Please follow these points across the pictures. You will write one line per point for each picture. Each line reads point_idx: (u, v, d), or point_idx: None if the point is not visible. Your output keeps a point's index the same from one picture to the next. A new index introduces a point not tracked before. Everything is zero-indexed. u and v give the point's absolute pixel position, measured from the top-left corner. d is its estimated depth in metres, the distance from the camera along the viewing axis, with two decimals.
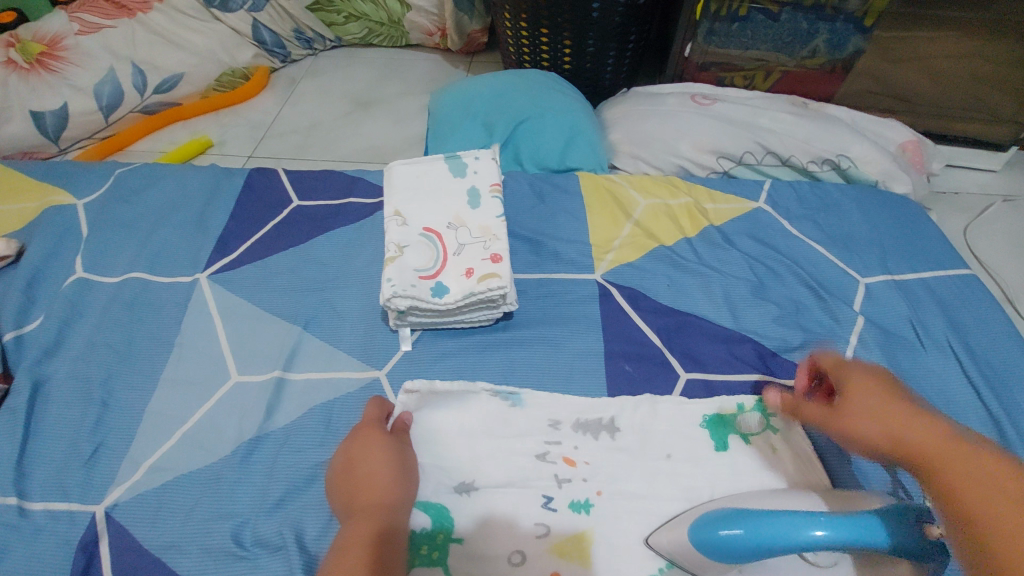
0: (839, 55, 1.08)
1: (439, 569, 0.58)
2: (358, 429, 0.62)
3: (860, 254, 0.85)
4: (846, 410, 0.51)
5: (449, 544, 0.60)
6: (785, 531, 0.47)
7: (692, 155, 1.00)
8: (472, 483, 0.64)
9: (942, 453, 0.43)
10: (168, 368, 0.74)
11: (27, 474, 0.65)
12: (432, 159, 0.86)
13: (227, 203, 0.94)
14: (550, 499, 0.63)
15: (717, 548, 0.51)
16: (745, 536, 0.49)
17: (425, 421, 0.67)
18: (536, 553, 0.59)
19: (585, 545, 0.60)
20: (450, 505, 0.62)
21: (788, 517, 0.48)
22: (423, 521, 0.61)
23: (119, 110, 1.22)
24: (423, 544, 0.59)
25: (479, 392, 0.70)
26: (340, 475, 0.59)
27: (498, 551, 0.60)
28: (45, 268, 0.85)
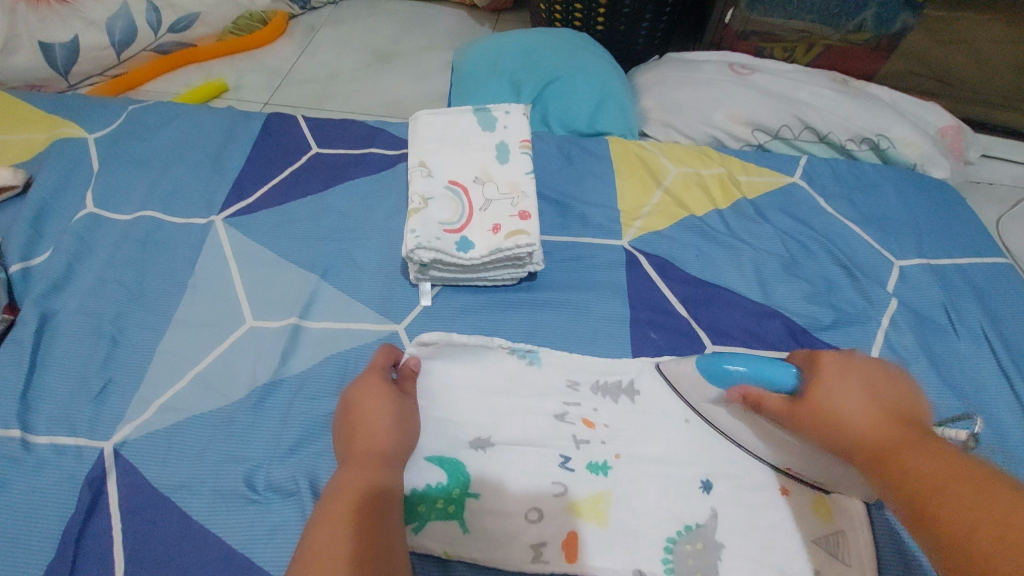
0: (885, 32, 1.04)
1: (454, 524, 0.57)
2: (362, 378, 0.60)
3: (896, 236, 0.82)
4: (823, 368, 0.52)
5: (466, 499, 0.58)
6: (774, 374, 0.54)
7: (726, 126, 0.96)
8: (488, 438, 0.62)
9: (872, 401, 0.48)
10: (181, 310, 0.72)
11: (33, 407, 0.64)
12: (460, 111, 0.82)
13: (244, 146, 0.90)
14: (568, 459, 0.61)
15: (715, 374, 0.59)
16: (748, 373, 0.56)
17: (440, 375, 0.65)
18: (554, 512, 0.58)
19: (602, 506, 0.59)
20: (466, 460, 0.61)
21: (783, 366, 0.54)
22: (437, 475, 0.59)
23: (132, 47, 1.17)
24: (439, 498, 0.58)
25: (495, 348, 0.67)
26: (341, 418, 0.58)
27: (516, 507, 0.59)
28: (54, 201, 0.82)
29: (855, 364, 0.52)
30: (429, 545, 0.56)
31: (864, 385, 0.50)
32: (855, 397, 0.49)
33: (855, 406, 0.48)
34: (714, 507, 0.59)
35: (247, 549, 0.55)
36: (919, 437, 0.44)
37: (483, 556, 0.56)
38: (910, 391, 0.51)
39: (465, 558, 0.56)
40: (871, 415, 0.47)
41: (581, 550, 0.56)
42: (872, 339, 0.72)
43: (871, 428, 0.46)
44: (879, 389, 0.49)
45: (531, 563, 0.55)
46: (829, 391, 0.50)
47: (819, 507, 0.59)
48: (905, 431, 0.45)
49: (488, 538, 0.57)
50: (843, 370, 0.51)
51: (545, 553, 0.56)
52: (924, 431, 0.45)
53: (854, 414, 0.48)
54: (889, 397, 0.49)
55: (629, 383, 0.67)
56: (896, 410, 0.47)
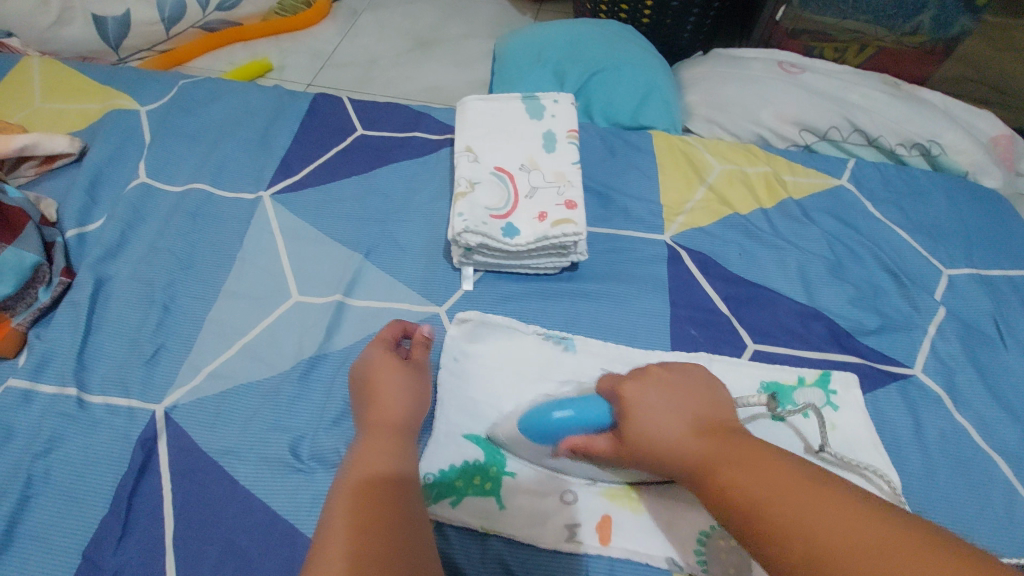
0: (942, 35, 0.99)
1: (491, 500, 0.58)
2: (369, 352, 0.61)
3: (945, 244, 0.81)
4: (627, 396, 0.52)
5: (502, 478, 0.59)
6: (586, 413, 0.54)
7: (773, 125, 0.94)
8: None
9: (679, 423, 0.48)
10: (230, 281, 0.73)
11: (88, 367, 0.66)
12: (508, 98, 0.82)
13: (291, 125, 0.91)
14: None
15: (540, 433, 0.57)
16: (573, 419, 0.54)
17: (472, 355, 0.67)
18: (587, 496, 0.59)
19: (635, 492, 0.59)
20: (501, 439, 0.61)
21: (592, 406, 0.54)
22: (474, 453, 0.60)
23: (180, 23, 1.19)
24: (476, 475, 0.59)
25: (530, 334, 0.69)
26: (357, 396, 0.58)
27: (549, 489, 0.59)
28: (108, 171, 0.84)
29: (656, 380, 0.53)
30: (467, 519, 0.57)
31: (670, 404, 0.50)
32: (657, 423, 0.48)
33: (665, 431, 0.48)
34: None
35: (292, 516, 0.57)
36: (734, 445, 0.45)
37: (519, 533, 0.57)
38: (715, 392, 0.53)
39: (501, 534, 0.57)
40: (684, 434, 0.47)
41: (614, 533, 0.57)
42: (918, 348, 0.71)
43: (686, 447, 0.46)
44: (688, 403, 0.50)
45: (566, 542, 0.56)
46: (636, 418, 0.50)
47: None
48: (722, 452, 0.44)
49: (523, 516, 0.57)
50: (646, 391, 0.51)
51: (579, 534, 0.57)
52: (729, 436, 0.46)
53: (665, 438, 0.48)
54: (695, 409, 0.49)
55: None
56: (704, 420, 0.48)
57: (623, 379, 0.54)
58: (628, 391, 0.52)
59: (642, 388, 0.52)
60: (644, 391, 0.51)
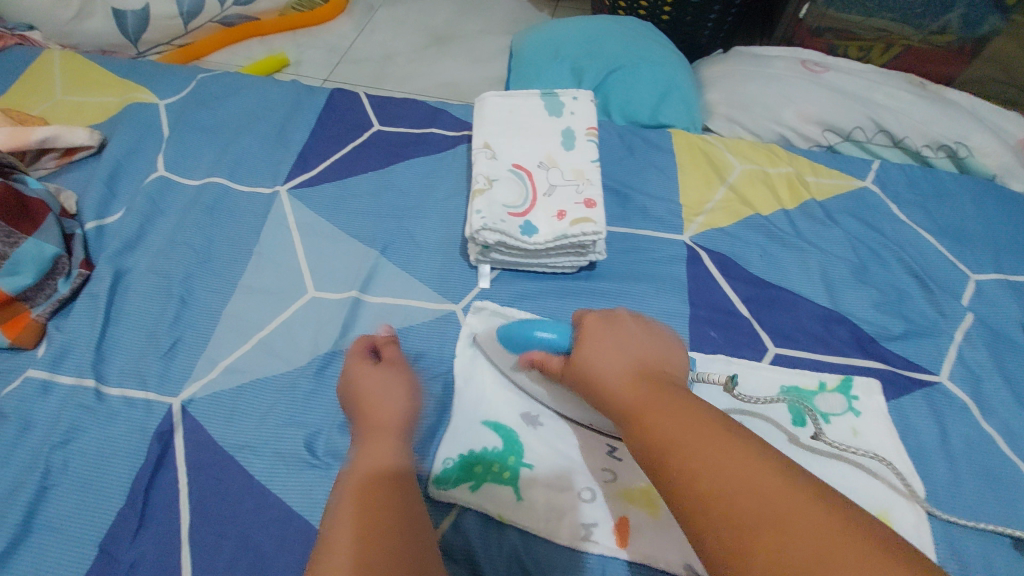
0: (972, 34, 0.97)
1: (508, 490, 0.58)
2: (347, 364, 0.59)
3: (973, 249, 0.79)
4: (586, 335, 0.50)
5: (520, 469, 0.59)
6: (559, 338, 0.55)
7: (796, 124, 0.93)
8: (539, 415, 0.62)
9: (627, 363, 0.45)
10: (247, 275, 0.73)
11: (106, 359, 0.66)
12: (527, 95, 0.82)
13: (308, 120, 0.91)
14: (616, 449, 0.60)
15: (517, 342, 0.58)
16: (548, 339, 0.55)
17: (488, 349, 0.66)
18: (603, 497, 0.57)
19: (653, 496, 0.57)
20: (520, 431, 0.61)
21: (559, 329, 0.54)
22: (493, 440, 0.60)
23: (199, 18, 1.19)
24: (495, 463, 0.59)
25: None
26: (348, 404, 0.57)
27: (566, 484, 0.58)
28: (127, 164, 0.85)
29: (619, 323, 0.50)
30: (486, 506, 0.57)
31: (618, 346, 0.47)
32: (605, 361, 0.46)
33: (609, 369, 0.45)
34: None
35: (307, 512, 0.57)
36: (672, 392, 0.41)
37: (535, 525, 0.56)
38: (671, 344, 0.49)
39: (518, 524, 0.56)
40: (627, 374, 0.44)
41: (631, 537, 0.55)
42: (944, 354, 0.69)
43: (623, 386, 0.44)
44: (637, 348, 0.47)
45: (581, 541, 0.55)
46: (588, 355, 0.47)
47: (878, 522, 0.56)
48: (652, 392, 0.42)
49: (539, 510, 0.57)
50: (605, 332, 0.49)
51: (595, 534, 0.56)
52: (672, 384, 0.43)
53: (608, 375, 0.45)
54: (645, 352, 0.47)
55: None
56: (651, 366, 0.45)
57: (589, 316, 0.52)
58: (587, 331, 0.50)
59: (602, 328, 0.49)
60: (603, 331, 0.49)
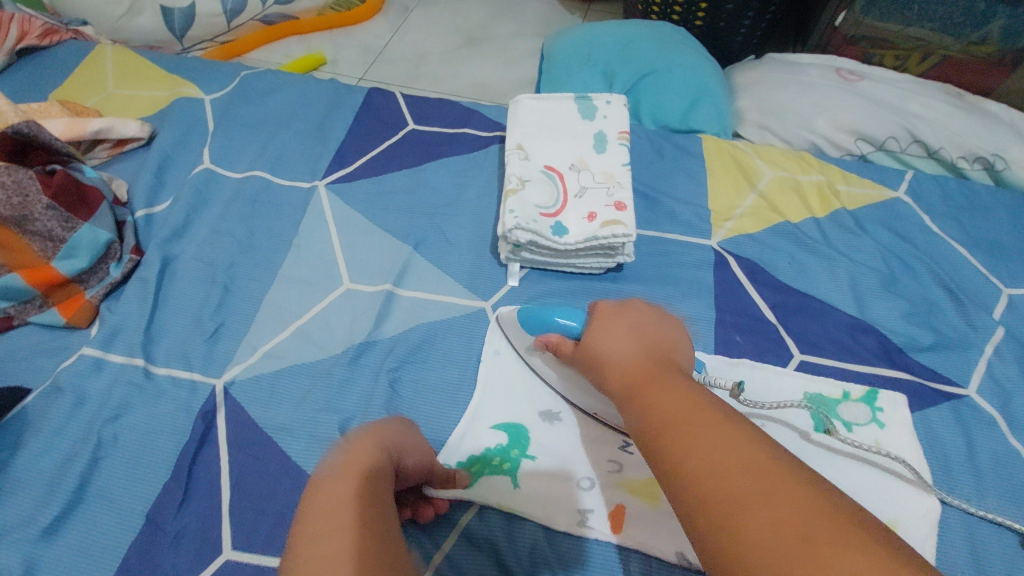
0: (1014, 45, 0.95)
1: (507, 480, 0.60)
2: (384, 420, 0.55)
3: (1007, 262, 0.78)
4: (599, 321, 0.51)
5: (522, 460, 0.61)
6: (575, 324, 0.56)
7: (828, 133, 0.93)
8: (557, 413, 0.64)
9: (631, 347, 0.46)
10: (286, 266, 0.76)
11: (153, 340, 0.70)
12: (561, 97, 0.83)
13: (346, 117, 0.94)
14: (630, 443, 0.62)
15: (533, 324, 0.61)
16: (563, 325, 0.57)
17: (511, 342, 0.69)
18: (604, 485, 0.59)
19: (654, 489, 0.59)
20: (528, 426, 0.63)
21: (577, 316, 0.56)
22: (498, 436, 0.63)
23: (241, 16, 1.23)
24: (496, 456, 0.61)
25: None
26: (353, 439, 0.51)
27: (567, 473, 0.60)
28: (175, 156, 0.89)
29: (628, 311, 0.51)
30: (483, 495, 0.58)
31: (625, 331, 0.48)
32: (610, 347, 0.47)
33: (614, 354, 0.46)
34: None
35: None
36: (670, 376, 0.41)
37: (532, 512, 0.58)
38: (680, 336, 0.49)
39: (514, 511, 0.58)
40: (630, 358, 0.45)
41: (627, 524, 0.57)
42: (974, 368, 0.68)
43: (625, 368, 0.44)
44: (647, 333, 0.48)
45: (576, 526, 0.57)
46: (598, 340, 0.49)
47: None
48: (653, 371, 0.42)
49: (537, 497, 0.59)
50: (617, 318, 0.50)
51: (590, 520, 0.57)
52: (673, 369, 0.43)
53: (612, 359, 0.46)
54: (649, 337, 0.47)
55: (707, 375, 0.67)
56: (654, 350, 0.46)
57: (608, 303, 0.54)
58: (600, 319, 0.51)
59: (613, 314, 0.51)
60: (613, 317, 0.50)
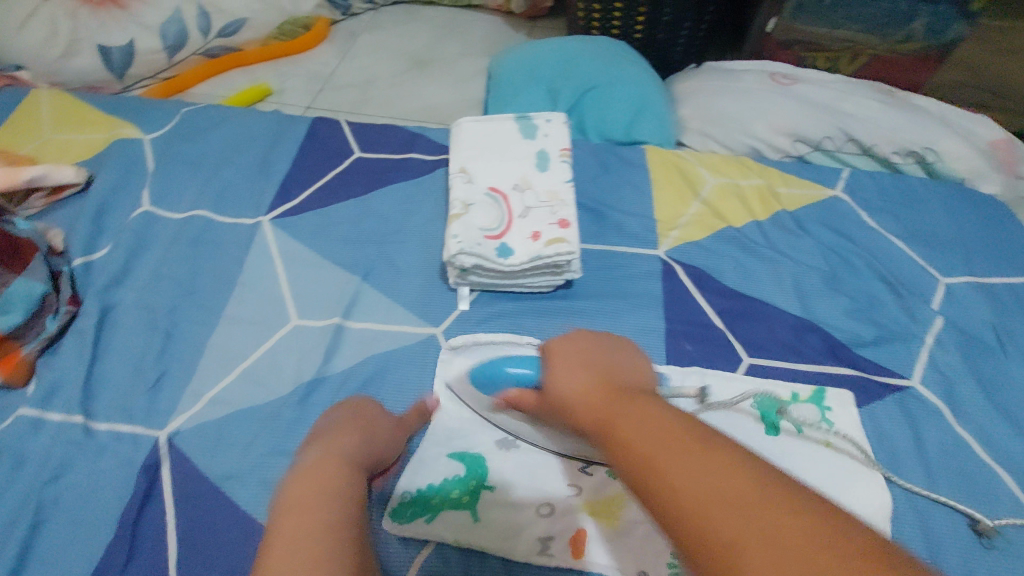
0: (937, 42, 0.99)
1: (466, 514, 0.59)
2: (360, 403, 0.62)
3: (942, 252, 0.80)
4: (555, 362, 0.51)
5: (480, 491, 0.60)
6: (533, 369, 0.57)
7: (767, 137, 0.95)
8: (514, 439, 0.63)
9: (593, 381, 0.47)
10: (231, 307, 0.75)
11: (93, 395, 0.68)
12: (502, 119, 0.84)
13: (290, 150, 0.93)
14: (588, 463, 0.61)
15: (488, 380, 0.61)
16: (523, 375, 0.58)
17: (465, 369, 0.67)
18: (565, 509, 0.59)
19: (614, 508, 0.59)
20: (486, 455, 0.62)
21: (532, 362, 0.58)
22: (455, 468, 0.61)
23: (183, 51, 1.22)
24: (454, 490, 0.60)
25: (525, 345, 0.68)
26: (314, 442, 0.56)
27: (527, 501, 0.59)
28: (113, 199, 0.86)
29: (579, 346, 0.53)
30: (442, 532, 0.57)
31: (581, 365, 0.49)
32: (572, 381, 0.48)
33: (577, 388, 0.47)
34: None
35: None
36: (630, 400, 0.42)
37: (493, 545, 0.57)
38: (636, 363, 0.52)
39: (474, 546, 0.57)
40: (596, 391, 0.45)
41: (587, 548, 0.57)
42: (916, 359, 0.70)
43: (588, 401, 0.44)
44: (600, 366, 0.49)
45: (537, 555, 0.56)
46: (558, 379, 0.49)
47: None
48: (619, 399, 0.42)
49: (498, 529, 0.58)
50: (568, 356, 0.51)
51: (552, 547, 0.57)
52: (632, 394, 0.44)
53: (575, 391, 0.46)
54: (607, 368, 0.49)
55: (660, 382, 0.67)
56: (613, 380, 0.46)
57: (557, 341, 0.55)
58: (553, 361, 0.52)
59: (563, 352, 0.52)
60: (565, 355, 0.52)
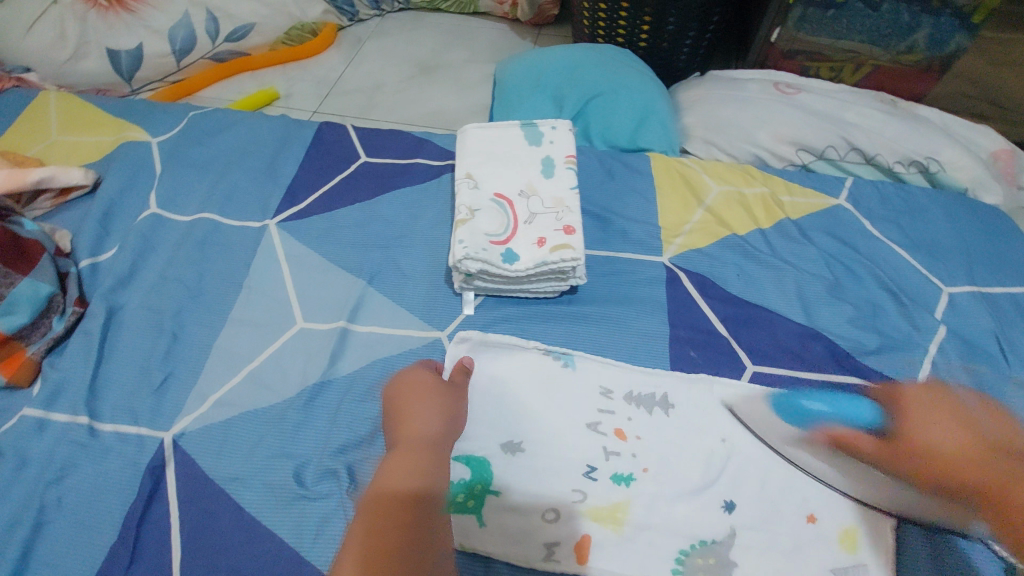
0: (938, 53, 1.00)
1: (472, 518, 0.58)
2: (407, 374, 0.64)
3: (945, 262, 0.81)
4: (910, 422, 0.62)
5: (486, 495, 0.60)
6: (849, 411, 0.65)
7: (770, 145, 0.95)
8: (520, 443, 0.63)
9: (981, 447, 0.56)
10: (237, 309, 0.75)
11: (99, 396, 0.68)
12: (508, 125, 0.84)
13: (297, 153, 0.94)
14: (593, 469, 0.62)
15: (795, 414, 0.66)
16: (835, 412, 0.65)
17: (474, 371, 0.68)
18: (569, 514, 0.59)
19: (619, 513, 0.59)
20: (492, 460, 0.62)
21: (864, 405, 0.65)
22: (460, 472, 0.60)
23: (191, 55, 1.23)
24: (460, 493, 0.59)
25: (530, 350, 0.70)
26: (391, 417, 0.60)
27: (532, 507, 0.59)
28: (120, 201, 0.87)
29: (922, 395, 0.65)
30: None
31: (954, 424, 0.59)
32: (944, 436, 0.59)
33: (946, 443, 0.58)
34: (733, 526, 0.59)
35: (296, 542, 0.58)
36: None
37: (498, 550, 0.57)
38: (1004, 417, 0.62)
39: (479, 551, 0.57)
40: (977, 453, 0.56)
41: (592, 554, 0.57)
42: (919, 367, 0.70)
43: (965, 460, 0.56)
44: (966, 421, 0.60)
45: (543, 561, 0.56)
46: (920, 435, 0.61)
47: (844, 539, 0.58)
48: (1004, 461, 0.54)
49: (503, 534, 0.58)
50: (927, 408, 0.63)
51: (557, 553, 0.57)
52: (1004, 457, 0.55)
53: (946, 447, 0.58)
54: (985, 430, 0.58)
55: (664, 388, 0.68)
56: (986, 439, 0.57)
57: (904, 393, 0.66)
58: (923, 422, 0.61)
59: (906, 401, 0.65)
60: (914, 407, 0.63)
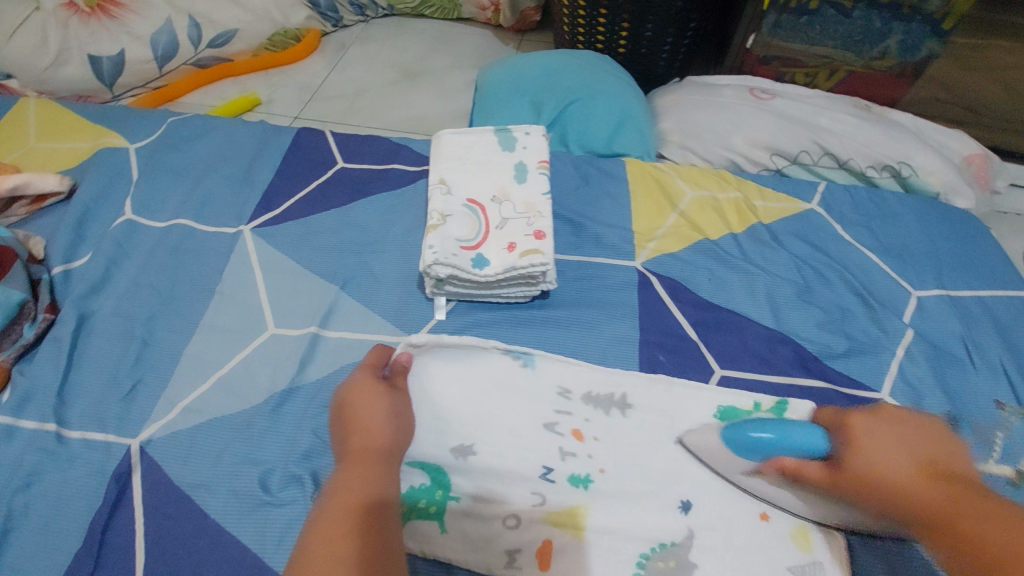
0: (910, 59, 1.01)
1: (434, 524, 0.59)
2: (354, 375, 0.60)
3: (914, 266, 0.81)
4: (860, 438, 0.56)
5: (447, 501, 0.60)
6: (806, 441, 0.58)
7: (745, 150, 0.96)
8: (471, 446, 0.63)
9: (926, 472, 0.52)
10: (208, 315, 0.75)
11: (67, 403, 0.68)
12: (482, 131, 0.85)
13: (274, 159, 0.94)
14: (550, 470, 0.62)
15: (749, 448, 0.60)
16: (788, 444, 0.58)
17: (430, 370, 0.67)
18: (531, 520, 0.59)
19: (579, 518, 0.59)
20: (450, 466, 0.62)
21: (812, 429, 0.58)
22: (421, 478, 0.61)
23: (172, 61, 1.23)
24: (421, 499, 0.60)
25: (490, 350, 0.69)
26: (337, 420, 0.56)
27: (495, 512, 0.60)
28: (95, 208, 0.87)
29: (888, 419, 0.58)
30: (408, 543, 0.58)
31: (897, 444, 0.55)
32: (890, 459, 0.54)
33: (892, 467, 0.53)
34: (690, 526, 0.59)
35: (260, 549, 0.58)
36: (968, 494, 0.49)
37: (459, 557, 0.57)
38: (953, 445, 0.58)
39: (440, 558, 0.57)
40: (924, 482, 0.51)
41: (554, 559, 0.57)
42: (886, 370, 0.71)
43: (910, 485, 0.52)
44: (916, 445, 0.55)
45: (505, 568, 0.56)
46: (867, 451, 0.55)
47: (799, 536, 0.59)
48: (950, 487, 0.50)
49: (465, 541, 0.58)
50: (875, 425, 0.57)
51: (518, 560, 0.57)
52: (959, 487, 0.50)
53: (893, 471, 0.53)
54: (930, 451, 0.55)
55: (622, 389, 0.68)
56: (933, 465, 0.53)
57: (869, 419, 0.58)
58: (870, 441, 0.56)
59: (858, 426, 0.58)
60: (873, 432, 0.57)
